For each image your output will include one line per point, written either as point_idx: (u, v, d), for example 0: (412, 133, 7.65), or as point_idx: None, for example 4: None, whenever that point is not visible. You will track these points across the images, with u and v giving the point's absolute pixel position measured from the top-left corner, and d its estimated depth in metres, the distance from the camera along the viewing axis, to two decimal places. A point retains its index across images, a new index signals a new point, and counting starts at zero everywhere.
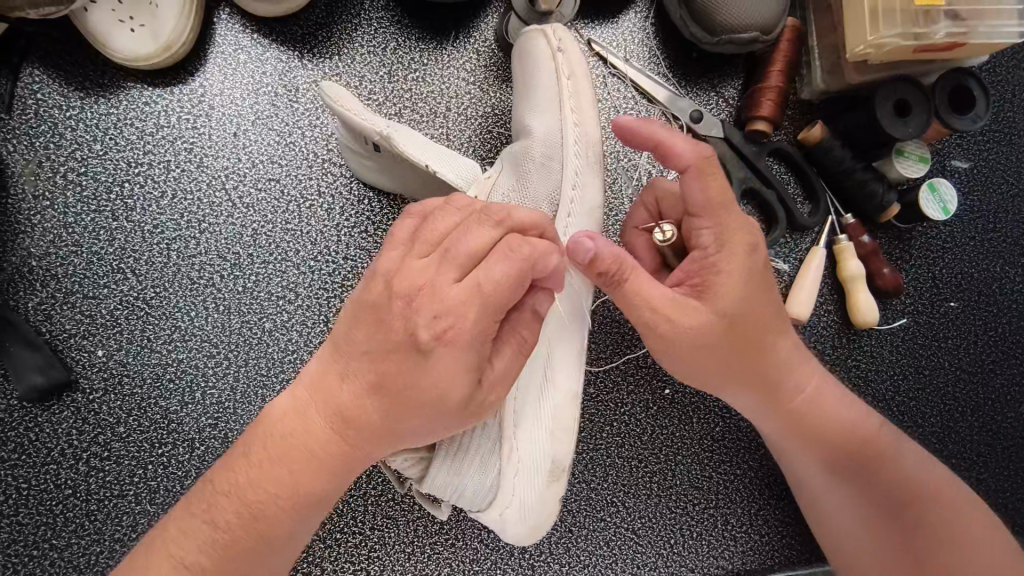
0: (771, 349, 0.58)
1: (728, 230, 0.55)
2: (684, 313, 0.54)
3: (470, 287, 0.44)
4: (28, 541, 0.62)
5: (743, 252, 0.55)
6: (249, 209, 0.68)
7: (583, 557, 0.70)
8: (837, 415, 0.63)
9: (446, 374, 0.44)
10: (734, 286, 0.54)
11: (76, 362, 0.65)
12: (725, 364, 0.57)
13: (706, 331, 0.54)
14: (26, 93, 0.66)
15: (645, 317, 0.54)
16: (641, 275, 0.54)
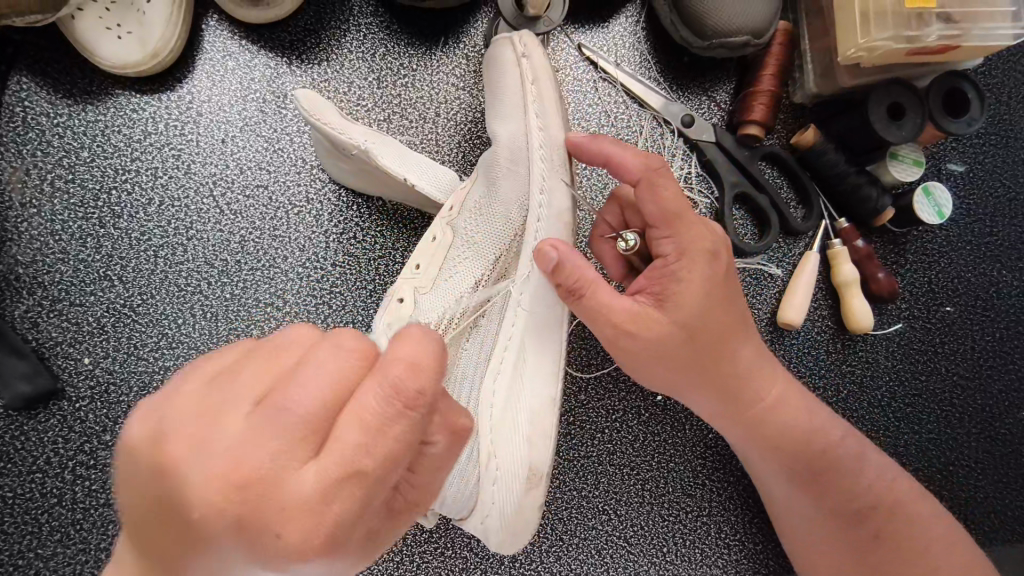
0: (733, 356, 0.57)
1: (688, 239, 0.53)
2: (642, 323, 0.53)
3: (313, 482, 0.30)
4: (13, 551, 0.62)
5: (703, 262, 0.53)
6: (237, 215, 0.68)
7: (575, 566, 0.69)
8: (804, 424, 0.61)
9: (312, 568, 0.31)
10: (691, 296, 0.53)
11: (62, 370, 0.64)
12: (686, 372, 0.56)
13: (665, 342, 0.54)
14: (14, 100, 0.66)
15: (608, 329, 0.55)
16: (600, 288, 0.54)
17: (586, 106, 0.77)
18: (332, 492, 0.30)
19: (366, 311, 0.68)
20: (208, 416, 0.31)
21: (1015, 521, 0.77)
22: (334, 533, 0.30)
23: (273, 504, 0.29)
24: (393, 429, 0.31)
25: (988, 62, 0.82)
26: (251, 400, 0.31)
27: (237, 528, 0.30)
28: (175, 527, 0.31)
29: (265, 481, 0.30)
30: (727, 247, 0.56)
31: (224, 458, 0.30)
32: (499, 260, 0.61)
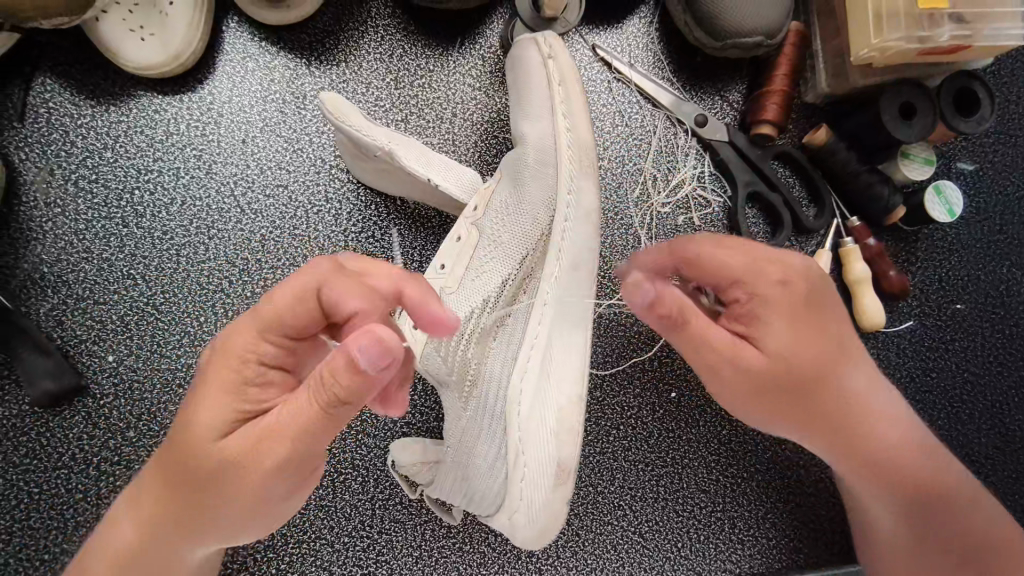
0: (835, 386, 0.57)
1: (770, 271, 0.56)
2: (740, 356, 0.55)
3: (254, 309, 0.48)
4: (39, 546, 0.62)
5: (784, 291, 0.56)
6: (257, 214, 0.69)
7: (591, 561, 0.70)
8: (909, 452, 0.60)
9: (216, 370, 0.46)
10: (779, 326, 0.55)
11: (86, 368, 0.65)
12: (789, 403, 0.57)
13: (761, 370, 0.55)
14: (38, 102, 0.67)
15: (707, 357, 0.56)
16: (699, 317, 0.56)
17: (600, 106, 0.77)
18: (261, 308, 0.47)
19: None
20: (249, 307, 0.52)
21: None
22: (248, 341, 0.46)
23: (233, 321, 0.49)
24: (293, 291, 0.47)
25: (997, 62, 0.83)
26: None
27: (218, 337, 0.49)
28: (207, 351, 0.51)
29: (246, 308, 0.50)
30: (814, 279, 0.57)
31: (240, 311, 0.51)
32: (525, 262, 0.62)
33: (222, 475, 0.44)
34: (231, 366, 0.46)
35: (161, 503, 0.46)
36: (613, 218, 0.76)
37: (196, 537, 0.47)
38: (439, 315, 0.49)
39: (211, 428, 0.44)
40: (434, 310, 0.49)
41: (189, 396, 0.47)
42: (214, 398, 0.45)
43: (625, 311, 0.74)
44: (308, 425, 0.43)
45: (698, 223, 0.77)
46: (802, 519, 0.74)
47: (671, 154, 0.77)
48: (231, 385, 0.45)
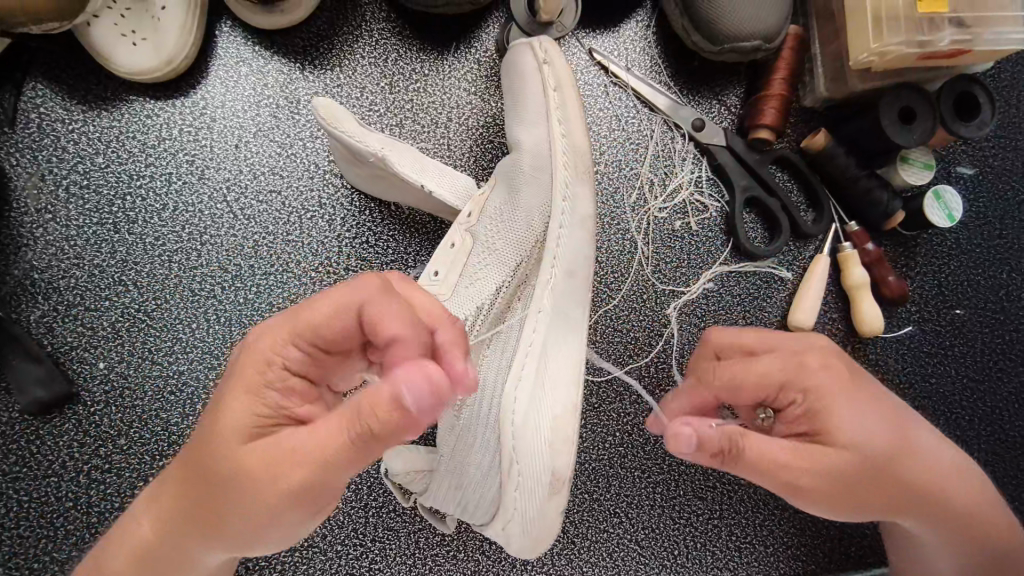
0: (912, 466, 0.53)
1: (801, 358, 0.53)
2: (818, 461, 0.50)
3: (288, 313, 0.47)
4: (29, 554, 0.62)
5: (832, 377, 0.52)
6: (250, 220, 0.68)
7: (586, 569, 0.70)
8: (981, 512, 0.57)
9: (243, 372, 0.45)
10: (846, 417, 0.51)
11: (77, 375, 0.65)
12: (877, 499, 0.52)
13: (841, 472, 0.50)
14: (29, 108, 0.67)
15: (784, 478, 0.50)
16: (753, 437, 0.50)
17: (597, 111, 0.77)
18: (296, 314, 0.46)
19: None
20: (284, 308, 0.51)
21: None
22: (281, 346, 0.45)
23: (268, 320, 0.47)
24: (331, 302, 0.45)
25: (997, 65, 0.82)
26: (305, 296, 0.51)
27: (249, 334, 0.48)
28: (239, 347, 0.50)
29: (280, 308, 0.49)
30: (839, 358, 0.55)
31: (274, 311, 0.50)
32: (519, 269, 0.62)
33: (239, 481, 0.42)
34: (259, 369, 0.44)
35: (178, 500, 0.45)
36: (609, 223, 0.75)
37: (205, 542, 0.45)
38: (460, 369, 0.44)
39: (233, 429, 0.43)
40: (455, 357, 0.45)
41: (216, 394, 0.45)
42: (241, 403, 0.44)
43: (621, 317, 0.74)
44: (335, 449, 0.41)
45: (695, 228, 0.76)
46: (800, 526, 0.73)
47: (668, 159, 0.76)
48: (258, 389, 0.44)
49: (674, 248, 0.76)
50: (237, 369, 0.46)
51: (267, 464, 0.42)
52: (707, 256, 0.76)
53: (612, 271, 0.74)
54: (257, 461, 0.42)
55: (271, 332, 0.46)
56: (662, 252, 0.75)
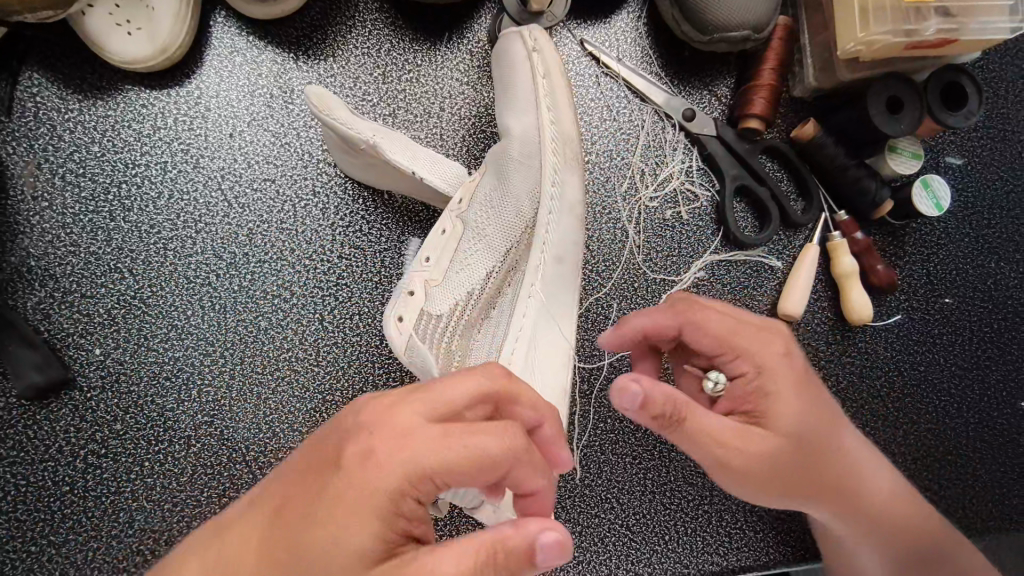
0: (835, 454, 0.56)
1: (758, 343, 0.54)
2: (752, 442, 0.51)
3: (415, 432, 0.39)
4: (26, 537, 0.63)
5: (784, 363, 0.54)
6: (245, 208, 0.69)
7: (578, 554, 0.70)
8: (893, 504, 0.61)
9: (363, 491, 0.37)
10: (789, 404, 0.52)
11: (73, 361, 0.65)
12: (800, 483, 0.54)
13: (774, 456, 0.52)
14: (26, 96, 0.67)
15: (715, 453, 0.51)
16: (696, 410, 0.50)
17: (589, 101, 0.77)
18: (433, 441, 0.38)
19: (372, 301, 0.69)
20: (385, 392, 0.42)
21: (1011, 510, 0.79)
22: (412, 472, 0.38)
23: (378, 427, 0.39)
24: (477, 438, 0.38)
25: (986, 56, 0.83)
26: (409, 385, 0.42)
27: (357, 435, 0.40)
28: (333, 439, 0.41)
29: (392, 405, 0.40)
30: (796, 346, 0.56)
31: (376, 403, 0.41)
32: (509, 255, 0.63)
33: None
34: (382, 492, 0.37)
35: None
36: (601, 212, 0.76)
37: None
38: (564, 456, 0.47)
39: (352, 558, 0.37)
40: (562, 449, 0.46)
41: (319, 506, 0.38)
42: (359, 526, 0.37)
43: (612, 305, 0.74)
44: None
45: (686, 217, 0.77)
46: (789, 512, 0.74)
47: (659, 149, 0.77)
48: (383, 514, 0.37)
49: (665, 236, 0.76)
50: (349, 478, 0.38)
51: None
52: (698, 245, 0.77)
53: (603, 259, 0.75)
54: None
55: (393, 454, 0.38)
56: (653, 241, 0.76)
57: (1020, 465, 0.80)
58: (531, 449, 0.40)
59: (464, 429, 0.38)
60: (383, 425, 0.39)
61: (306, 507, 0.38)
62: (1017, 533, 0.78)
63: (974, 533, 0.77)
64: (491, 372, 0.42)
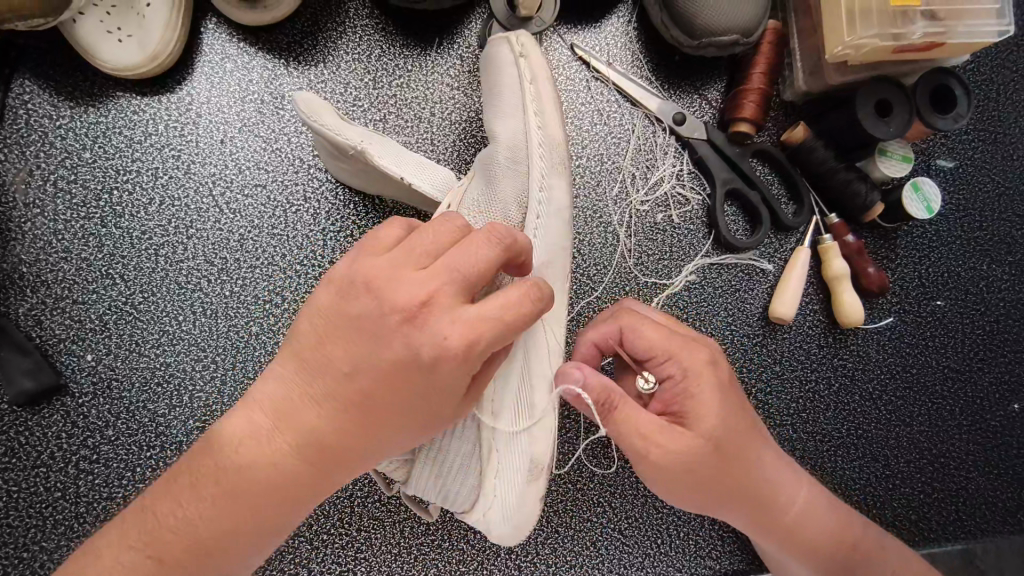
0: (755, 462, 0.57)
1: (683, 357, 0.56)
2: (670, 439, 0.53)
3: (476, 318, 0.43)
4: (18, 543, 0.63)
5: (711, 370, 0.56)
6: (236, 214, 0.69)
7: (570, 557, 0.70)
8: (814, 520, 0.60)
9: (441, 381, 0.44)
10: (711, 408, 0.54)
11: (65, 368, 0.66)
12: (718, 486, 0.55)
13: (693, 455, 0.53)
14: (18, 104, 0.68)
15: (635, 445, 0.54)
16: (630, 402, 0.54)
17: (579, 105, 0.78)
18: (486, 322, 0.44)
19: None
20: (405, 271, 0.45)
21: (1005, 512, 0.78)
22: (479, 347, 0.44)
23: (449, 320, 0.43)
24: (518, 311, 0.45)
25: (976, 59, 0.83)
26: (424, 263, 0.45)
27: (409, 319, 0.44)
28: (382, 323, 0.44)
29: (440, 296, 0.44)
30: (727, 356, 0.59)
31: (413, 291, 0.44)
32: None
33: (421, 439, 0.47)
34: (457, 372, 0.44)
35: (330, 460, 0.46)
36: (592, 216, 0.76)
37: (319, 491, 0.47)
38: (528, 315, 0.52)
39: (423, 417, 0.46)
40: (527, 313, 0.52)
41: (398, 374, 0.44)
42: (444, 389, 0.45)
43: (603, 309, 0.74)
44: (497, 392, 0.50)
45: (677, 221, 0.77)
46: None
47: (649, 153, 0.77)
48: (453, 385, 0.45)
49: (656, 240, 0.77)
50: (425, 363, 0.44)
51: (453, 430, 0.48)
52: (689, 248, 0.77)
53: (594, 263, 0.75)
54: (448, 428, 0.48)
55: (471, 340, 0.43)
56: (644, 244, 0.76)
57: (1013, 467, 0.80)
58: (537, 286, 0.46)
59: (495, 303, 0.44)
60: (444, 321, 0.43)
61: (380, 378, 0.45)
62: (1010, 535, 0.78)
63: (967, 536, 0.77)
64: (495, 237, 0.45)
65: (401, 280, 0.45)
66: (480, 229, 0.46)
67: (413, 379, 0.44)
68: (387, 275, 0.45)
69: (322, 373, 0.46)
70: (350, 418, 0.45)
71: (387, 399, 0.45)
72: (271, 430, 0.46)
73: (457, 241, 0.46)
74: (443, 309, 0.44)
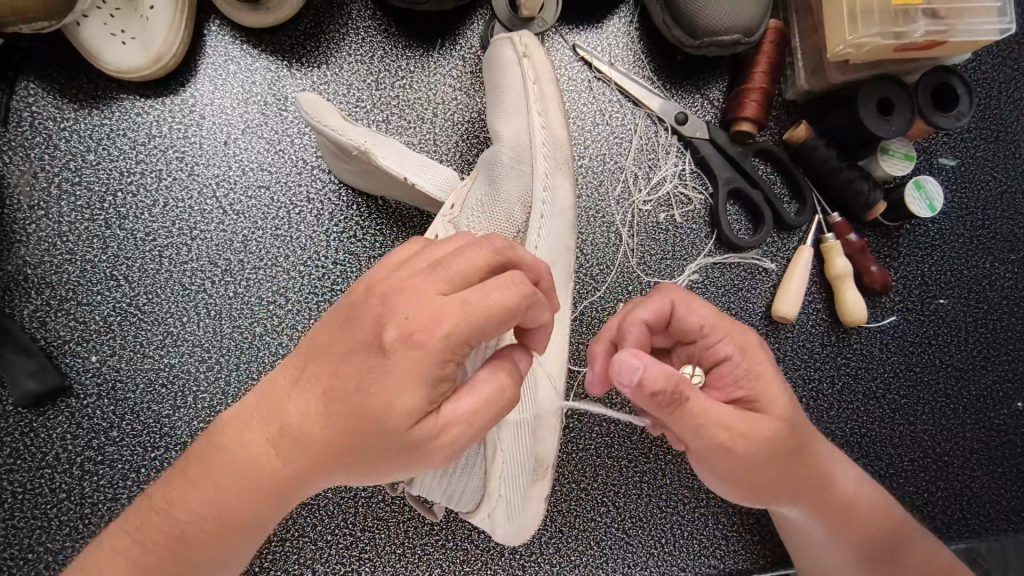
0: (813, 449, 0.56)
1: (737, 337, 0.55)
2: (753, 425, 0.51)
3: (454, 303, 0.40)
4: (23, 545, 0.63)
5: (764, 351, 0.55)
6: (239, 215, 0.69)
7: (574, 557, 0.70)
8: (862, 500, 0.61)
9: (404, 379, 0.40)
10: (779, 388, 0.53)
11: (70, 369, 0.66)
12: (790, 474, 0.54)
13: (774, 441, 0.51)
14: (22, 106, 0.68)
15: (717, 437, 0.50)
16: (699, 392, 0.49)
17: (581, 106, 0.78)
18: (452, 308, 0.40)
19: None
20: (400, 269, 0.43)
21: (1009, 511, 0.78)
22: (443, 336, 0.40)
23: (415, 306, 0.41)
24: (497, 301, 0.40)
25: (977, 58, 0.83)
26: (420, 261, 0.43)
27: (384, 311, 0.41)
28: (362, 315, 0.42)
29: (420, 289, 0.41)
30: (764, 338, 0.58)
31: (397, 282, 0.42)
32: None
33: (395, 455, 0.42)
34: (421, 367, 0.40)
35: (304, 460, 0.42)
36: (594, 216, 0.76)
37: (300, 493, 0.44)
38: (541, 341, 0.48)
39: (389, 427, 0.41)
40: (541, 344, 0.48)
41: (368, 369, 0.41)
42: (406, 389, 0.40)
43: (606, 309, 0.74)
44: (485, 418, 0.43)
45: (679, 220, 0.77)
46: None
47: (651, 152, 0.77)
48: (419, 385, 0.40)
49: (659, 239, 0.77)
50: (390, 355, 0.40)
51: (429, 453, 0.42)
52: (692, 247, 0.77)
53: (597, 263, 0.75)
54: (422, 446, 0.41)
55: (433, 328, 0.40)
56: (646, 244, 0.76)
57: (1017, 465, 0.80)
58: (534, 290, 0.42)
59: (475, 290, 0.40)
60: (414, 307, 0.41)
61: (353, 375, 0.41)
62: (1014, 534, 0.78)
63: (972, 534, 0.77)
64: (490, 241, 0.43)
65: (391, 274, 0.43)
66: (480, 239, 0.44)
67: (380, 375, 0.40)
68: (383, 274, 0.43)
69: (308, 367, 0.43)
70: (321, 418, 0.42)
71: (355, 400, 0.41)
72: (251, 428, 0.44)
73: (460, 245, 0.44)
74: (417, 298, 0.41)
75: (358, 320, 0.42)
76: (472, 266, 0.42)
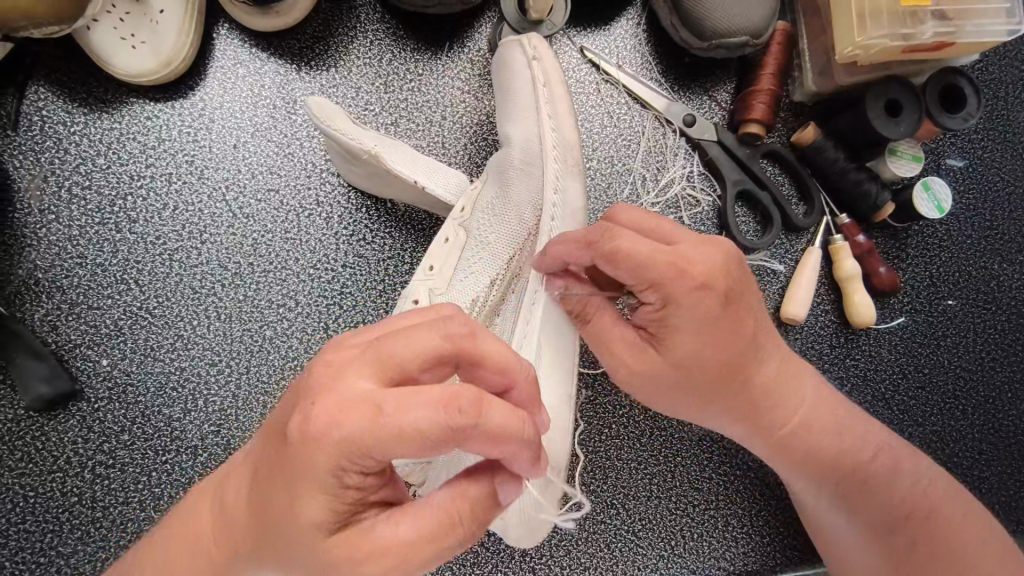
0: (745, 380, 0.56)
1: (671, 290, 0.50)
2: (641, 356, 0.55)
3: (371, 404, 0.38)
4: (34, 548, 0.63)
5: (699, 296, 0.50)
6: (249, 218, 0.70)
7: (584, 560, 0.70)
8: (822, 433, 0.59)
9: (306, 481, 0.38)
10: (696, 334, 0.52)
11: (81, 372, 0.66)
12: (698, 398, 0.56)
13: (660, 373, 0.55)
14: (32, 110, 0.68)
15: (609, 354, 0.57)
16: (604, 315, 0.57)
17: (589, 108, 0.78)
18: (359, 406, 0.38)
19: (376, 310, 0.69)
20: (342, 346, 0.42)
21: (1018, 512, 0.78)
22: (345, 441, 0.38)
23: (329, 394, 0.39)
24: (422, 422, 0.37)
25: (983, 59, 0.83)
26: (364, 340, 0.41)
27: (300, 401, 0.40)
28: (290, 401, 0.41)
29: (342, 378, 0.39)
30: (723, 279, 0.51)
31: (324, 365, 0.40)
32: (512, 262, 0.64)
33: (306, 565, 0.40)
34: (320, 474, 0.38)
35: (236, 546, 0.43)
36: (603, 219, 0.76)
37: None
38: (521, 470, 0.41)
39: (294, 530, 0.39)
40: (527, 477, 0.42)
41: (280, 466, 0.40)
42: (305, 497, 0.39)
43: None
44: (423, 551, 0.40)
45: (688, 222, 0.77)
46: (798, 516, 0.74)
47: (660, 155, 0.77)
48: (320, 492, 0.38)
49: None
50: (294, 454, 0.39)
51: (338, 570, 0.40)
52: None
53: None
54: (331, 562, 0.39)
55: (335, 425, 0.38)
56: None
57: None
58: (481, 409, 0.38)
59: (402, 395, 0.37)
60: (327, 400, 0.38)
61: (271, 468, 0.41)
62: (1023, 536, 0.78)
63: None
64: (450, 335, 0.40)
65: (336, 350, 0.41)
66: (442, 326, 0.41)
67: (286, 471, 0.39)
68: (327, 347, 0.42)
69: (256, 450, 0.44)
70: (251, 508, 0.42)
71: (270, 494, 0.40)
72: (208, 508, 0.46)
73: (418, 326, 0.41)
74: (335, 389, 0.39)
75: (287, 407, 0.41)
76: (416, 355, 0.40)
